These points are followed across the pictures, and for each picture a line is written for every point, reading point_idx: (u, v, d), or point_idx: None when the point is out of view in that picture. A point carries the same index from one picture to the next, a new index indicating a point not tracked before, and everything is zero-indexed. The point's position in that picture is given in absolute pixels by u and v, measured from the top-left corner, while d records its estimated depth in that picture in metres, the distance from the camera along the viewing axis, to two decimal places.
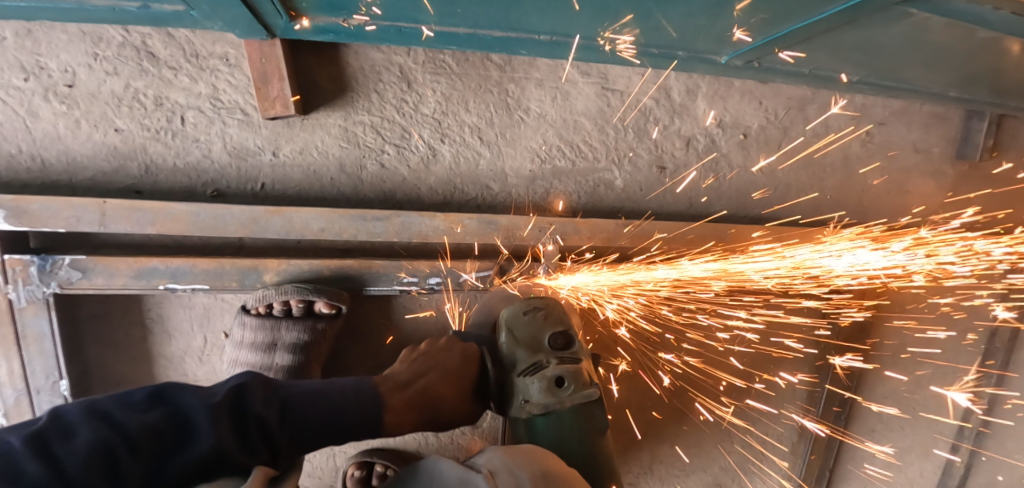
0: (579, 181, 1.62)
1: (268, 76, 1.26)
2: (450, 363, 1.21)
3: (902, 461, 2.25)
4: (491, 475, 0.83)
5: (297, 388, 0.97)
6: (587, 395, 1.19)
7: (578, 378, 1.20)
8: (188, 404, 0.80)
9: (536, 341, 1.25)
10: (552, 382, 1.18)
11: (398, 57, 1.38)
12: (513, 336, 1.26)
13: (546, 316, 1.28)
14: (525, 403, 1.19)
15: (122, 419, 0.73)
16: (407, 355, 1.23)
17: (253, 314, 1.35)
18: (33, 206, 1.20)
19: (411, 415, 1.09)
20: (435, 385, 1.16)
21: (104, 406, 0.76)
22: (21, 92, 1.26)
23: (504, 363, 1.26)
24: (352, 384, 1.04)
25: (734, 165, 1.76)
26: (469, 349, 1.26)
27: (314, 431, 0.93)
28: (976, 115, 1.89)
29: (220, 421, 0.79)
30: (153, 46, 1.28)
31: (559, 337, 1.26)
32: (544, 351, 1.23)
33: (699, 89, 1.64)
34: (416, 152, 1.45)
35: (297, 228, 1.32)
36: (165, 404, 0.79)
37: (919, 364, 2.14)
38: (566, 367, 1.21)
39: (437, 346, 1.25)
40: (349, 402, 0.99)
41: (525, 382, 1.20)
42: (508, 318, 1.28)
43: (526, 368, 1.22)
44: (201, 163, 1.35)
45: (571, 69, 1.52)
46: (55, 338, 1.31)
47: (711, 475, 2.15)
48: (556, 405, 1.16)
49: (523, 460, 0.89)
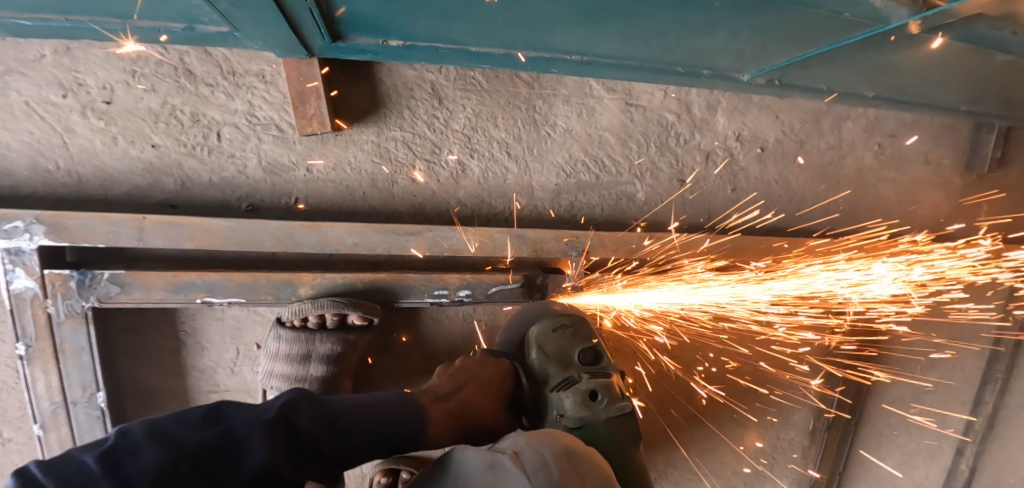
0: (603, 194, 1.65)
1: (306, 94, 1.29)
2: (486, 377, 1.24)
3: (908, 464, 2.30)
4: (516, 455, 0.78)
5: (344, 403, 0.94)
6: (621, 408, 1.16)
7: (611, 392, 1.19)
8: (242, 421, 0.78)
9: (566, 356, 1.24)
10: (586, 396, 1.16)
11: (430, 74, 1.41)
12: (543, 353, 1.25)
13: (575, 333, 1.27)
14: (560, 418, 1.17)
15: (181, 437, 0.72)
16: (443, 373, 1.25)
17: (288, 326, 1.36)
18: (71, 222, 1.22)
19: (452, 426, 1.09)
20: (473, 397, 1.17)
21: (164, 424, 0.74)
22: (58, 108, 1.27)
23: (536, 379, 1.26)
24: (397, 400, 1.04)
25: (752, 178, 1.80)
26: (502, 363, 1.29)
27: (362, 446, 0.91)
28: (985, 128, 1.94)
29: (274, 438, 0.77)
30: (190, 63, 1.29)
31: (588, 352, 1.25)
32: (575, 366, 1.22)
33: (719, 104, 1.68)
34: (446, 167, 1.48)
35: (331, 243, 1.34)
36: (219, 422, 0.77)
37: (926, 370, 2.19)
38: (598, 381, 1.19)
39: (472, 362, 1.27)
40: (393, 414, 0.99)
41: (558, 396, 1.19)
42: (538, 334, 1.27)
43: (558, 383, 1.21)
44: (236, 179, 1.37)
45: (597, 86, 1.55)
46: (92, 352, 1.32)
47: (723, 479, 2.20)
48: (592, 418, 1.13)
49: (547, 439, 0.84)
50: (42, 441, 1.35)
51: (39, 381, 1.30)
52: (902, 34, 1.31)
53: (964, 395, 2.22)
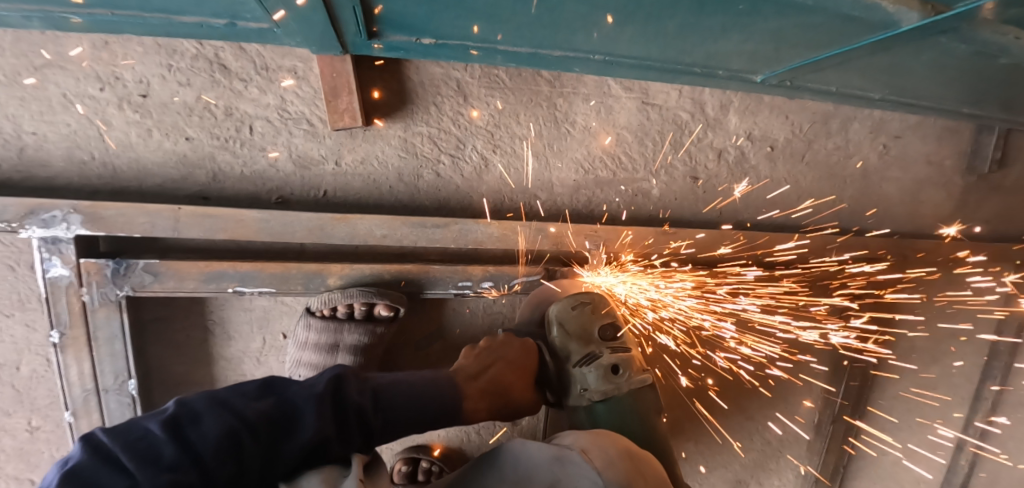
0: (619, 190, 1.69)
1: (338, 90, 1.32)
2: (512, 355, 1.18)
3: (909, 459, 2.36)
4: (585, 452, 0.84)
5: (383, 380, 0.92)
6: (642, 380, 1.19)
7: (632, 364, 1.20)
8: (295, 394, 0.76)
9: (587, 332, 1.22)
10: (608, 371, 1.17)
11: (456, 72, 1.45)
12: (565, 330, 1.23)
13: (594, 309, 1.24)
14: (584, 392, 1.18)
15: (240, 407, 0.70)
16: (468, 351, 1.17)
17: (318, 316, 1.39)
18: (108, 212, 1.25)
19: (484, 402, 1.07)
20: (502, 377, 1.13)
21: (220, 394, 0.72)
22: (96, 101, 1.30)
23: (558, 356, 1.25)
24: (428, 377, 1.02)
25: (762, 177, 1.85)
26: (528, 343, 1.23)
27: (401, 421, 0.89)
28: (985, 130, 2.00)
29: (328, 412, 0.75)
30: (225, 58, 1.33)
31: (609, 327, 1.23)
32: (597, 342, 1.20)
33: (731, 103, 1.73)
34: (469, 162, 1.52)
35: (361, 235, 1.38)
36: (273, 394, 0.75)
37: (928, 365, 2.25)
38: (620, 355, 1.20)
39: (496, 341, 1.20)
40: (429, 390, 0.97)
41: (581, 372, 1.19)
42: (557, 313, 1.24)
43: (581, 359, 1.20)
44: (267, 172, 1.40)
45: (615, 85, 1.60)
46: (125, 339, 1.35)
47: (731, 472, 2.24)
48: (615, 390, 1.16)
49: (608, 440, 0.90)
50: (73, 428, 1.38)
51: (72, 368, 1.33)
52: (910, 41, 1.37)
53: (965, 391, 2.28)
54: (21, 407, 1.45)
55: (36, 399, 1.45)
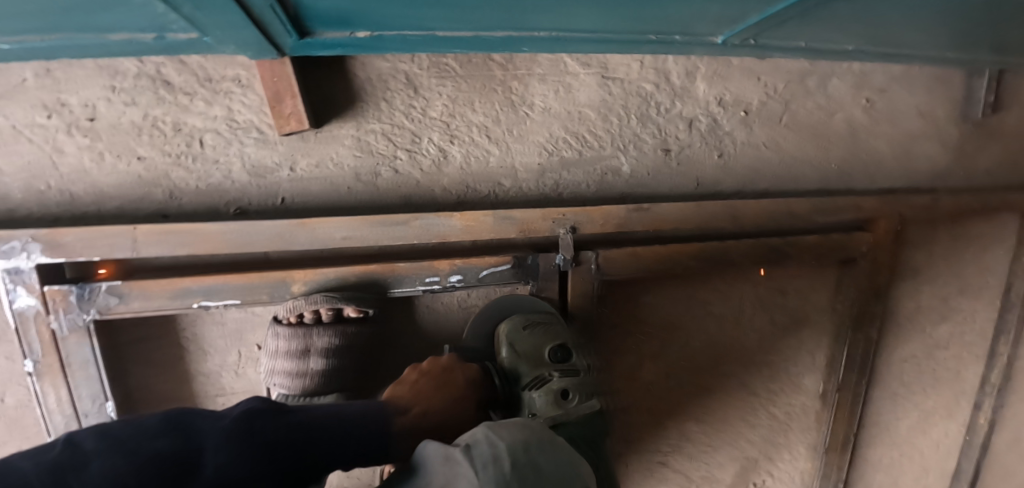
0: (588, 170, 1.65)
1: (281, 94, 1.30)
2: (451, 384, 1.26)
3: (924, 423, 2.29)
4: (469, 448, 0.82)
5: (310, 412, 0.92)
6: (589, 405, 1.33)
7: (581, 389, 1.35)
8: (201, 430, 0.78)
9: (537, 354, 1.39)
10: (557, 396, 1.31)
11: (403, 64, 1.42)
12: (517, 352, 1.40)
13: (544, 332, 1.42)
14: (534, 415, 1.31)
15: (136, 449, 0.71)
16: (411, 374, 1.28)
17: (285, 324, 1.38)
18: (67, 238, 1.25)
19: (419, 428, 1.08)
20: (438, 403, 1.18)
21: (121, 435, 0.74)
22: (46, 129, 1.31)
23: (511, 378, 1.40)
24: (358, 408, 1.01)
25: (739, 143, 1.78)
26: (472, 367, 1.36)
27: (328, 454, 0.87)
28: (975, 74, 1.91)
29: (231, 450, 0.75)
30: (168, 73, 1.32)
31: (558, 351, 1.41)
32: (546, 365, 1.38)
33: (697, 70, 1.68)
34: (428, 155, 1.49)
35: (322, 240, 1.36)
36: (178, 432, 0.77)
37: (937, 323, 2.17)
38: (569, 380, 1.35)
39: (439, 364, 1.31)
40: (355, 423, 0.96)
41: (531, 395, 1.34)
42: (510, 334, 1.41)
43: (531, 381, 1.36)
44: (223, 184, 1.39)
45: (572, 62, 1.55)
46: (99, 363, 1.36)
47: (740, 450, 2.17)
48: (563, 415, 1.29)
49: (506, 431, 0.88)
50: None
51: (50, 395, 1.34)
52: None
53: (977, 348, 2.21)
54: (11, 437, 1.47)
55: (26, 428, 1.47)
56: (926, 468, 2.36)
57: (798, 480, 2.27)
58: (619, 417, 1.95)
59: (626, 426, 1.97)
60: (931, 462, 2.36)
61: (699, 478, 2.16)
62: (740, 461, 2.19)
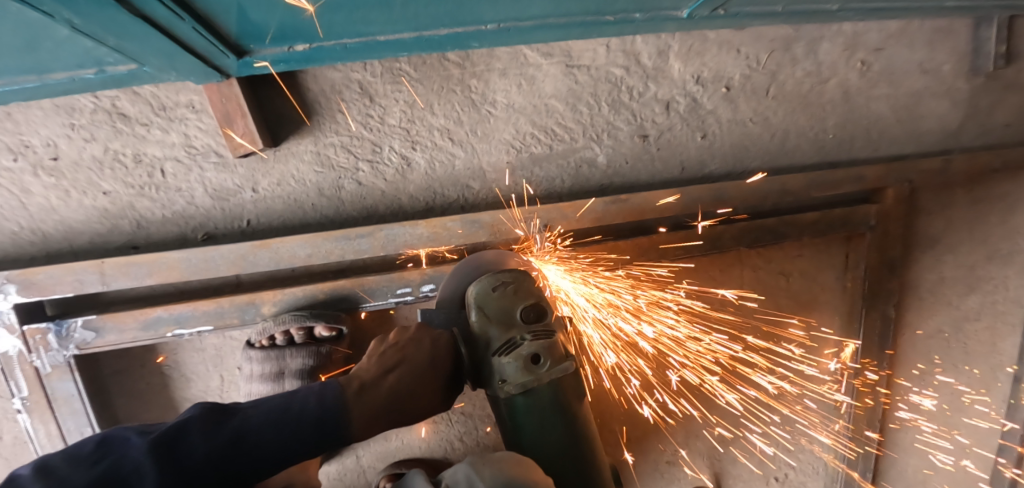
0: (561, 164, 1.58)
1: (231, 115, 1.29)
2: (421, 357, 1.03)
3: (958, 402, 2.13)
4: None
5: (255, 409, 0.83)
6: (566, 369, 1.08)
7: (555, 352, 1.09)
8: (132, 449, 0.74)
9: (508, 315, 1.11)
10: (530, 362, 1.05)
11: (356, 73, 1.38)
12: (484, 314, 1.12)
13: (516, 289, 1.13)
14: (502, 384, 1.08)
15: (69, 477, 0.70)
16: (376, 347, 1.06)
17: (258, 347, 1.38)
18: (38, 277, 1.27)
19: (379, 418, 0.92)
20: (405, 382, 0.98)
21: (60, 462, 0.73)
22: (12, 172, 1.33)
23: (476, 343, 1.13)
24: (315, 390, 0.89)
25: (724, 120, 1.67)
26: (440, 337, 1.09)
27: (278, 453, 0.79)
28: (984, 22, 1.74)
29: (159, 467, 0.71)
30: (123, 106, 1.32)
31: (532, 309, 1.12)
32: (518, 327, 1.09)
33: (671, 48, 1.57)
34: (390, 164, 1.46)
35: (286, 258, 1.34)
36: (112, 455, 0.74)
37: (962, 294, 2.01)
38: (542, 343, 1.08)
39: (409, 335, 1.07)
40: (312, 411, 0.84)
41: (501, 362, 1.08)
42: (476, 295, 1.13)
43: (501, 346, 1.09)
44: (188, 211, 1.40)
45: (532, 53, 1.48)
46: (83, 397, 1.38)
47: (754, 444, 2.07)
48: (534, 382, 1.06)
49: (487, 470, 0.92)
50: None
51: (40, 431, 1.36)
52: None
53: None
54: (12, 471, 1.50)
55: (24, 462, 1.50)
56: (967, 450, 2.18)
57: (822, 471, 2.14)
58: (619, 416, 1.90)
59: (628, 425, 1.92)
60: None
61: (712, 474, 2.07)
62: (756, 454, 2.09)
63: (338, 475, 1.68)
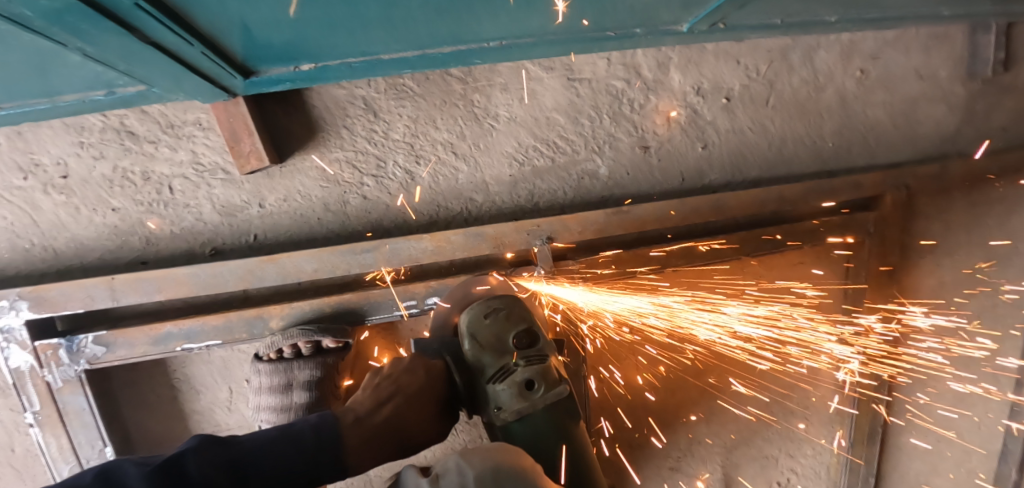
0: (563, 176, 1.60)
1: (238, 133, 1.31)
2: (414, 387, 1.07)
3: (960, 405, 2.14)
4: (438, 478, 0.87)
5: (253, 439, 0.84)
6: (559, 393, 1.09)
7: (548, 376, 1.11)
8: (132, 477, 0.73)
9: (500, 343, 1.13)
10: (524, 388, 1.07)
11: (360, 89, 1.40)
12: (476, 342, 1.13)
13: (508, 316, 1.16)
14: (498, 411, 1.09)
15: None
16: (370, 379, 1.09)
17: (266, 360, 1.39)
18: (50, 293, 1.29)
19: (374, 450, 0.95)
20: (397, 414, 1.02)
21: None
22: (23, 190, 1.35)
23: (470, 372, 1.15)
24: (311, 422, 0.91)
25: (723, 130, 1.69)
26: (433, 365, 1.13)
27: (278, 479, 0.80)
28: (980, 29, 1.75)
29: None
30: (131, 124, 1.34)
31: (524, 335, 1.14)
32: (510, 354, 1.11)
33: (670, 60, 1.59)
34: (395, 178, 1.48)
35: (292, 273, 1.36)
36: (108, 484, 0.73)
37: (962, 299, 2.02)
38: (535, 368, 1.10)
39: (402, 366, 1.10)
40: (311, 440, 0.87)
41: (495, 389, 1.10)
42: (469, 323, 1.15)
43: (495, 374, 1.11)
44: (196, 226, 1.42)
45: (533, 66, 1.50)
46: (94, 411, 1.40)
47: (757, 448, 2.08)
48: (529, 409, 1.07)
49: (477, 458, 0.88)
50: None
51: (52, 444, 1.38)
52: None
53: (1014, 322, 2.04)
54: (24, 484, 1.53)
55: (36, 475, 1.52)
56: (968, 452, 2.19)
57: (825, 476, 2.15)
58: (623, 423, 1.91)
59: (631, 432, 1.93)
60: (974, 447, 2.18)
61: (715, 478, 2.09)
62: (759, 459, 2.10)
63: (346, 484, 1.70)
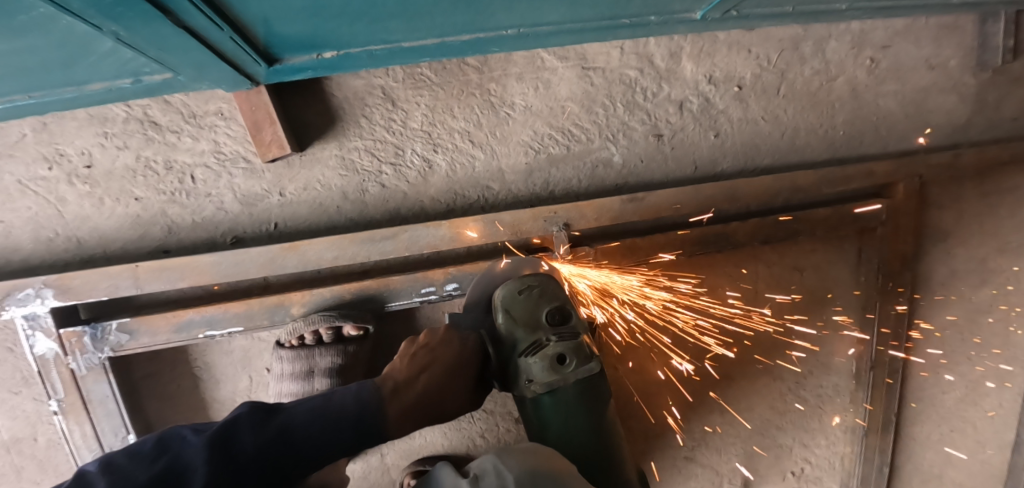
0: (578, 164, 1.61)
1: (261, 122, 1.33)
2: (451, 357, 1.08)
3: (974, 395, 2.13)
4: (477, 479, 0.88)
5: (298, 407, 0.86)
6: (591, 369, 1.10)
7: (580, 352, 1.11)
8: (188, 446, 0.76)
9: (534, 319, 1.12)
10: (556, 362, 1.08)
11: (379, 79, 1.43)
12: (511, 316, 1.13)
13: (542, 293, 1.15)
14: (529, 383, 1.10)
15: (129, 473, 0.72)
16: (406, 348, 1.09)
17: (288, 347, 1.41)
18: (75, 282, 1.31)
19: (413, 419, 0.96)
20: (436, 382, 1.03)
21: (118, 458, 0.75)
22: (48, 181, 1.37)
23: (503, 345, 1.15)
24: (352, 389, 0.92)
25: (735, 119, 1.71)
26: (469, 338, 1.13)
27: (324, 447, 0.82)
28: (990, 18, 1.76)
29: (216, 461, 0.74)
30: (154, 115, 1.36)
31: (558, 312, 1.13)
32: (544, 329, 1.11)
33: (682, 49, 1.61)
34: (413, 167, 1.49)
35: (313, 261, 1.38)
36: (168, 452, 0.76)
37: (975, 287, 2.02)
38: (568, 344, 1.10)
39: (438, 337, 1.11)
40: (353, 409, 0.88)
41: (527, 362, 1.10)
42: (504, 298, 1.14)
43: (527, 348, 1.11)
44: (217, 216, 1.43)
45: (549, 56, 1.52)
46: (117, 398, 1.42)
47: (771, 439, 2.08)
48: (560, 382, 1.08)
49: (513, 460, 0.89)
50: None
51: (76, 432, 1.39)
52: None
53: None
54: (46, 475, 1.53)
55: (58, 465, 1.53)
56: (982, 443, 2.19)
57: (839, 466, 2.14)
58: (637, 412, 1.93)
59: (646, 420, 1.94)
60: (988, 436, 2.19)
61: (730, 469, 2.09)
62: (774, 449, 2.10)
63: (363, 473, 1.71)
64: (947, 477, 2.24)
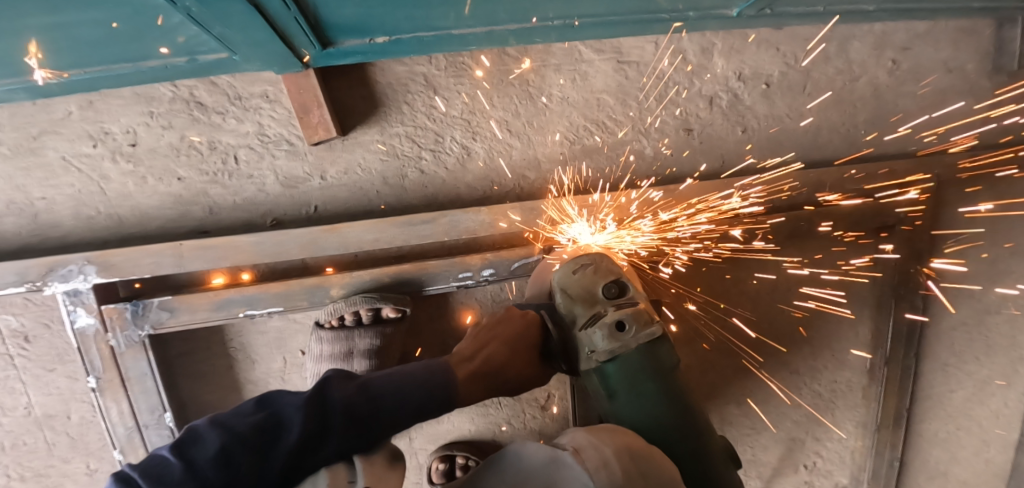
0: (610, 156, 1.64)
1: (308, 105, 1.35)
2: (510, 333, 1.19)
3: (981, 393, 2.18)
4: (578, 452, 0.85)
5: (375, 376, 0.92)
6: (652, 333, 1.13)
7: (639, 318, 1.15)
8: (286, 402, 0.80)
9: (591, 294, 1.19)
10: (615, 329, 1.13)
11: (421, 66, 1.45)
12: (568, 295, 1.20)
13: (596, 270, 1.20)
14: (592, 354, 1.15)
15: (234, 423, 0.75)
16: (471, 330, 1.21)
17: (327, 328, 1.43)
18: (117, 259, 1.32)
19: (480, 385, 1.06)
20: (498, 355, 1.13)
21: (220, 416, 0.78)
22: (91, 158, 1.38)
23: (564, 322, 1.23)
24: (421, 365, 1.00)
25: (762, 116, 1.75)
26: (528, 315, 1.24)
27: (404, 406, 0.88)
28: (1008, 23, 1.80)
29: (313, 411, 0.78)
30: (200, 95, 1.38)
31: (614, 285, 1.19)
32: (601, 302, 1.17)
33: (714, 46, 1.65)
34: (451, 153, 1.52)
35: (354, 243, 1.40)
36: (268, 407, 0.80)
37: (986, 288, 2.07)
38: (626, 311, 1.15)
39: (496, 318, 1.22)
40: (424, 378, 0.95)
41: (588, 334, 1.16)
42: (560, 278, 1.22)
43: (587, 321, 1.17)
44: (258, 197, 1.45)
45: (586, 50, 1.55)
46: (155, 376, 1.42)
47: (785, 432, 2.13)
48: (622, 349, 1.12)
49: (608, 437, 0.91)
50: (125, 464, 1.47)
51: (113, 409, 1.40)
52: None
53: None
54: (79, 452, 1.55)
55: (91, 443, 1.54)
56: (988, 442, 2.24)
57: (850, 460, 2.19)
58: None
59: None
60: (994, 435, 2.23)
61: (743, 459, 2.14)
62: (786, 442, 2.15)
63: None
64: (952, 475, 2.30)
